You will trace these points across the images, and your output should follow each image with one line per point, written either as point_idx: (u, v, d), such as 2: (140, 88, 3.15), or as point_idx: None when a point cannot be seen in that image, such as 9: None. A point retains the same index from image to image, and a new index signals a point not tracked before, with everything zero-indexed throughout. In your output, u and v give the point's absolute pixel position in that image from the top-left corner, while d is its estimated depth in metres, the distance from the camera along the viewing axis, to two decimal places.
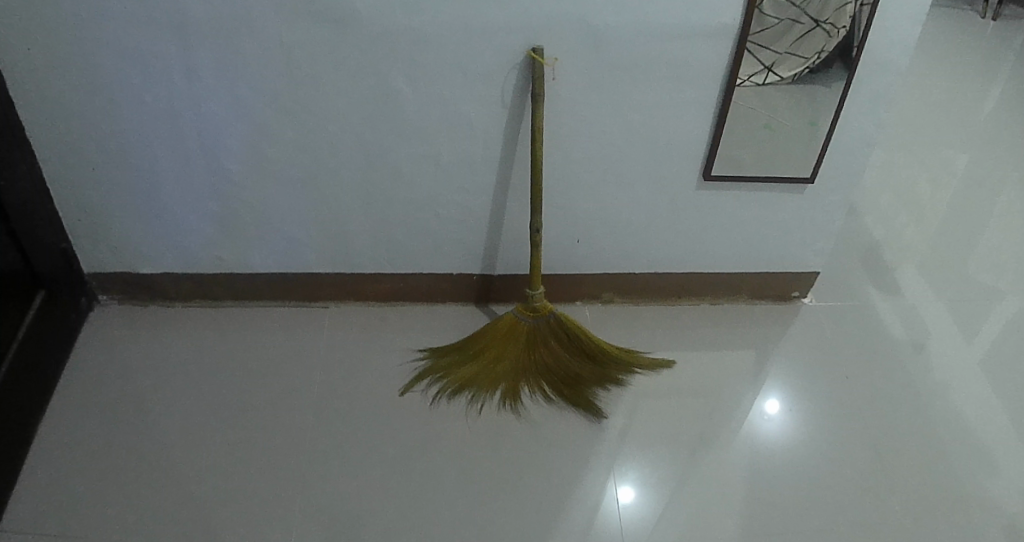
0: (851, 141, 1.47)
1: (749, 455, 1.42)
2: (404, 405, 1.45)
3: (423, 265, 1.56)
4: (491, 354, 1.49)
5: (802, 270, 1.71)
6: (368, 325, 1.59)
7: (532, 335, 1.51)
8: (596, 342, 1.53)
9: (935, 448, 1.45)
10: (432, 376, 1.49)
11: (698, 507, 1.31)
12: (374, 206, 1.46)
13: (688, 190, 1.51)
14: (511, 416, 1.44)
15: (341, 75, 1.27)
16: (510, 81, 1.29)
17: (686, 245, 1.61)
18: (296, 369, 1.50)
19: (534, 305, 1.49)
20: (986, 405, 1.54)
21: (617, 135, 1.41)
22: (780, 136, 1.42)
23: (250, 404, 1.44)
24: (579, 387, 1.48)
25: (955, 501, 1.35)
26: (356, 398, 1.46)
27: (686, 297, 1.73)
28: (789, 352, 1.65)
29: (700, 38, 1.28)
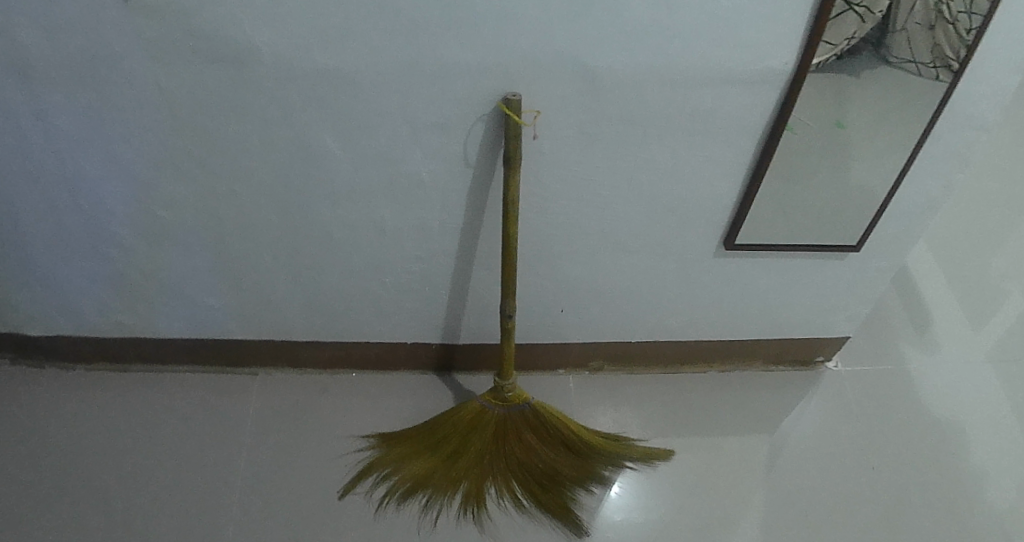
0: (910, 207, 1.16)
1: (752, 492, 1.28)
2: (343, 509, 1.17)
3: (373, 333, 1.28)
4: (451, 448, 1.23)
5: (831, 335, 1.43)
6: (304, 400, 1.32)
7: (501, 426, 1.24)
8: (579, 434, 1.27)
9: (933, 453, 1.36)
10: (378, 472, 1.22)
11: (678, 518, 1.22)
12: (307, 269, 1.16)
13: (702, 256, 1.21)
14: (473, 529, 1.17)
15: (250, 123, 0.95)
16: (476, 135, 0.97)
17: (696, 312, 1.32)
18: (214, 458, 1.21)
19: (505, 395, 1.23)
20: (990, 398, 1.46)
21: (614, 198, 1.10)
22: (821, 200, 1.12)
23: (153, 507, 1.14)
24: (558, 491, 1.22)
25: (950, 509, 1.28)
26: (286, 500, 1.17)
27: (690, 364, 1.46)
28: (812, 432, 1.38)
29: (733, 86, 0.94)
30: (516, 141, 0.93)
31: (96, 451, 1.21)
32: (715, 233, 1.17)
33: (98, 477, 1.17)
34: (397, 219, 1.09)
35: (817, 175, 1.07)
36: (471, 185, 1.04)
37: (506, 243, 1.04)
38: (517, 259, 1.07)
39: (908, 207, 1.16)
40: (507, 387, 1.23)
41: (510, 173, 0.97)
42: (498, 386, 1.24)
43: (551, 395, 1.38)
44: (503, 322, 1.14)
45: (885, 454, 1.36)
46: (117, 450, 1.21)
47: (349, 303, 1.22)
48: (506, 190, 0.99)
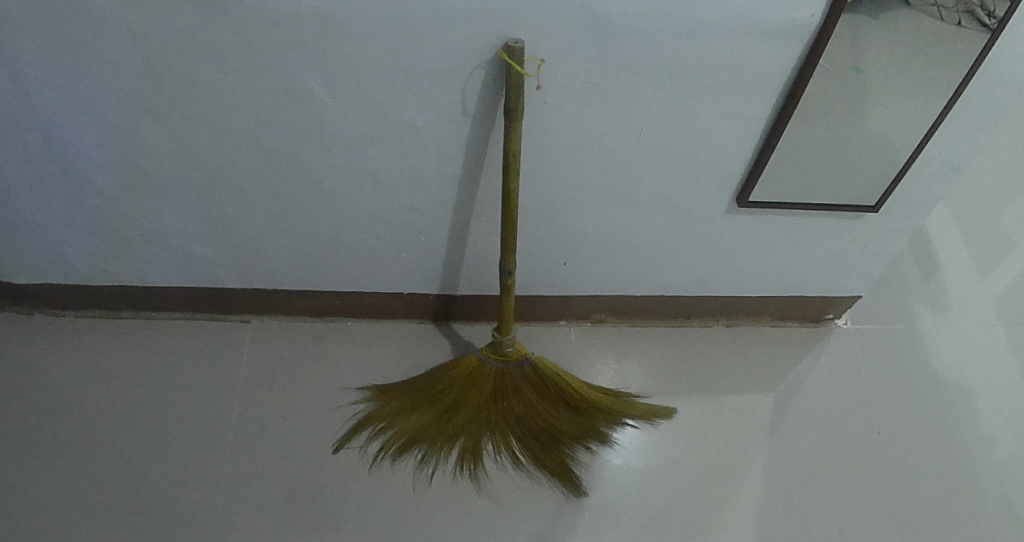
0: (935, 167, 1.09)
1: (756, 468, 1.25)
2: (338, 466, 1.18)
3: (369, 285, 1.25)
4: (447, 403, 1.21)
5: (842, 294, 1.38)
6: (299, 350, 1.29)
7: (499, 382, 1.22)
8: (579, 392, 1.25)
9: (939, 425, 1.34)
10: (373, 427, 1.21)
11: (677, 488, 1.21)
12: (299, 221, 1.12)
13: (713, 213, 1.15)
14: (469, 486, 1.18)
15: (231, 69, 0.89)
16: (475, 85, 0.90)
17: (702, 269, 1.28)
18: (208, 410, 1.22)
19: (504, 351, 1.20)
20: (994, 343, 1.46)
21: (623, 154, 1.03)
22: (840, 158, 1.06)
23: (148, 460, 1.15)
24: (554, 448, 1.21)
25: (955, 485, 1.26)
26: (281, 456, 1.17)
27: (696, 318, 1.43)
28: (816, 394, 1.36)
29: (753, 38, 0.87)
30: (517, 96, 0.86)
31: (91, 402, 1.20)
32: (727, 191, 1.11)
33: (93, 429, 1.17)
34: (391, 172, 1.03)
35: (837, 132, 1.00)
36: (469, 137, 0.98)
37: (505, 202, 0.99)
38: (517, 218, 1.02)
39: (935, 168, 1.09)
40: (506, 344, 1.20)
41: (510, 128, 0.90)
42: (497, 343, 1.20)
43: (551, 350, 1.36)
44: (502, 279, 1.10)
45: (887, 416, 1.34)
46: (111, 400, 1.21)
47: (343, 255, 1.18)
48: (506, 145, 0.92)
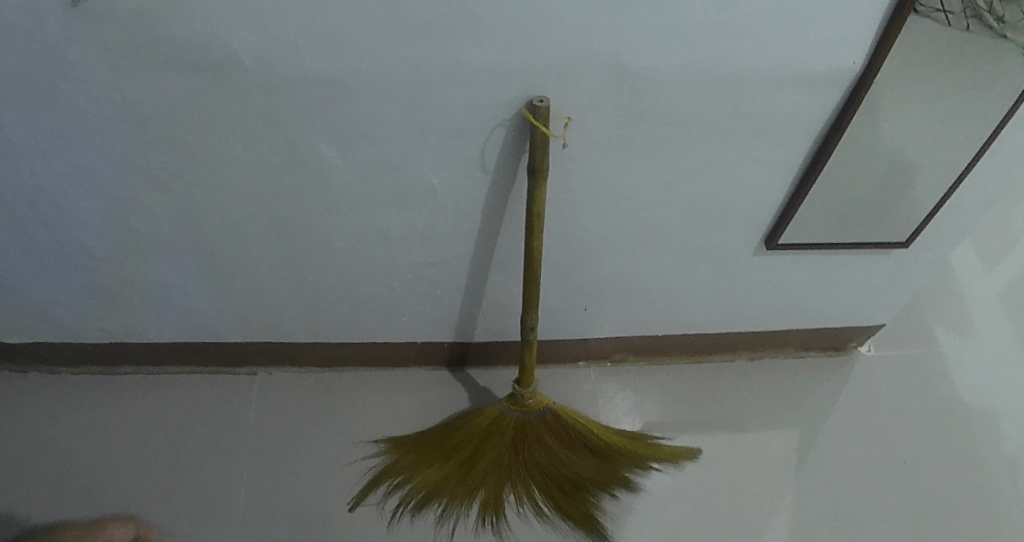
0: (969, 202, 1.05)
1: (789, 510, 1.20)
2: (354, 524, 1.12)
3: (381, 335, 1.20)
4: (466, 455, 1.16)
5: (867, 324, 1.35)
6: (310, 402, 1.25)
7: (520, 432, 1.17)
8: (602, 438, 1.21)
9: (973, 456, 1.30)
10: (390, 481, 1.16)
11: (709, 535, 1.16)
12: (308, 277, 1.06)
13: (741, 254, 1.11)
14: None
15: (235, 131, 0.84)
16: (495, 142, 0.85)
17: (726, 306, 1.24)
18: (213, 470, 1.16)
19: (524, 402, 1.16)
20: (1003, 332, 1.48)
21: (649, 202, 0.99)
22: (873, 198, 1.01)
23: (150, 527, 1.09)
24: (580, 498, 1.16)
25: (994, 520, 1.22)
26: (293, 517, 1.12)
27: (719, 352, 1.41)
28: (843, 428, 1.33)
29: (787, 87, 0.82)
30: (542, 155, 0.81)
31: (88, 466, 1.14)
32: (756, 233, 1.06)
33: (90, 495, 1.11)
34: (404, 228, 0.98)
35: (871, 174, 0.97)
36: (487, 193, 0.93)
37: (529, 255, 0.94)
38: (540, 272, 0.97)
39: (968, 204, 1.05)
40: (527, 395, 1.16)
41: (535, 185, 0.85)
42: (518, 395, 1.16)
43: (570, 392, 1.33)
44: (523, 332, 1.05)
45: (918, 448, 1.30)
46: (110, 463, 1.15)
47: (354, 308, 1.13)
48: (530, 202, 0.88)
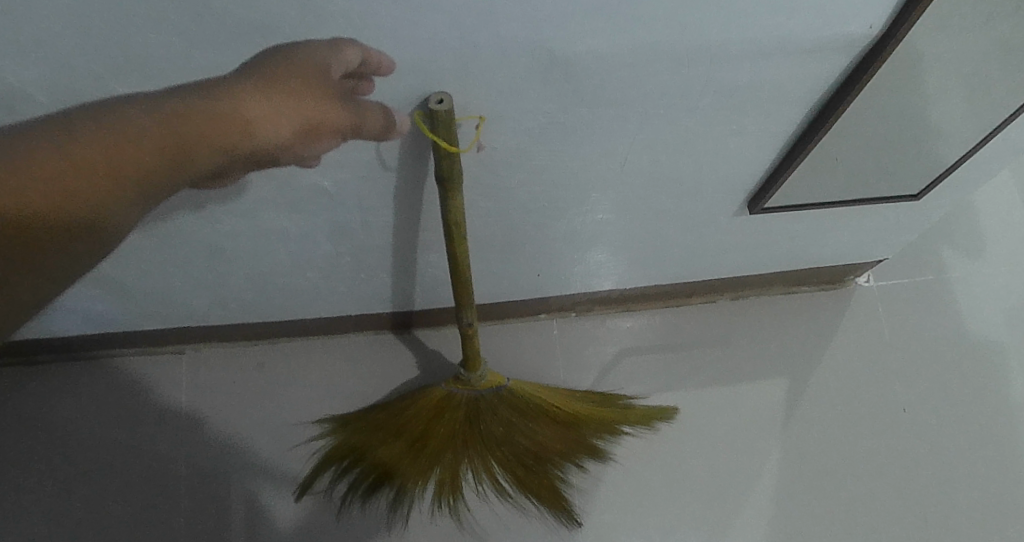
0: (1001, 149, 0.86)
1: (770, 472, 1.15)
2: (305, 515, 1.07)
3: (320, 308, 1.09)
4: (413, 438, 1.05)
5: (864, 260, 1.22)
6: (243, 381, 1.15)
7: (474, 411, 1.06)
8: (566, 409, 1.10)
9: (977, 393, 1.21)
10: (334, 469, 1.08)
11: (684, 501, 1.12)
12: (214, 273, 0.93)
13: (720, 216, 0.96)
14: (451, 524, 1.09)
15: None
16: (395, 143, 0.68)
17: (704, 257, 1.10)
18: (154, 470, 1.09)
19: (475, 382, 1.06)
20: (1015, 237, 1.34)
21: (605, 176, 0.81)
22: (880, 154, 0.84)
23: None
24: (543, 473, 1.07)
25: (990, 462, 1.16)
26: (244, 515, 1.07)
27: (699, 295, 1.29)
28: (835, 373, 1.22)
29: (768, 59, 0.62)
30: (451, 170, 0.66)
31: (23, 478, 1.07)
32: (739, 196, 0.90)
33: (27, 505, 1.05)
34: (307, 224, 0.83)
35: (876, 135, 0.79)
36: (398, 186, 0.77)
37: (453, 265, 0.82)
38: (470, 274, 0.86)
39: (1002, 151, 0.86)
40: (476, 378, 1.05)
41: (448, 197, 0.70)
42: (464, 378, 1.06)
43: (534, 350, 1.24)
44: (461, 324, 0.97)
45: (917, 388, 1.21)
46: (45, 475, 1.07)
47: (282, 290, 1.01)
48: (445, 212, 0.73)
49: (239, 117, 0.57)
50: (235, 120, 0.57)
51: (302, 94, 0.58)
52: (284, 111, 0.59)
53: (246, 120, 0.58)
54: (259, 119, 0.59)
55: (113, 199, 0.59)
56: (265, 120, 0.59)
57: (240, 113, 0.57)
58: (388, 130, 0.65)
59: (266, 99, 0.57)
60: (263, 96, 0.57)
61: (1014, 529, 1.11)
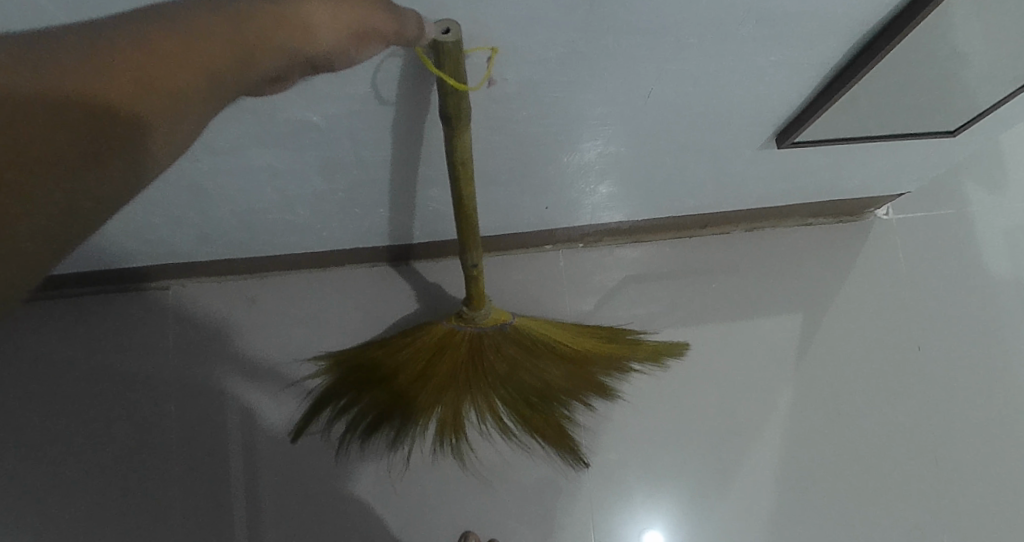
0: None
1: (777, 412, 1.15)
2: (302, 452, 1.09)
3: (317, 242, 1.04)
4: (412, 381, 1.02)
5: (887, 192, 1.18)
6: (235, 316, 1.14)
7: (477, 349, 1.03)
8: (574, 346, 1.07)
9: (986, 328, 1.20)
10: (331, 409, 1.08)
11: (689, 439, 1.13)
12: (199, 210, 0.87)
13: (746, 149, 0.88)
14: (454, 464, 1.10)
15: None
16: (393, 73, 0.60)
17: (723, 191, 1.04)
18: (150, 409, 1.10)
19: (477, 321, 1.01)
20: None
21: (623, 110, 0.74)
22: (922, 85, 0.77)
23: (104, 480, 1.07)
24: (548, 411, 1.06)
25: (991, 398, 1.17)
26: (240, 452, 1.09)
27: (712, 226, 1.23)
28: (847, 310, 1.21)
29: None
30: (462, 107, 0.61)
31: (23, 413, 1.09)
32: (768, 130, 0.83)
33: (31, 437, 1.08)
34: (296, 162, 0.77)
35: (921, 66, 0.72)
36: (396, 120, 0.69)
37: (457, 204, 0.76)
38: (476, 217, 0.80)
39: None
40: (479, 317, 1.01)
41: (454, 137, 0.65)
42: (466, 316, 1.01)
43: (538, 283, 1.19)
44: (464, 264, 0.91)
45: (928, 325, 1.20)
46: (47, 417, 1.09)
47: (275, 226, 0.95)
48: (449, 152, 0.67)
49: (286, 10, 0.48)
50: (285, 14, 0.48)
51: None
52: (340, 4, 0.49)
53: (298, 10, 0.49)
54: (314, 15, 0.49)
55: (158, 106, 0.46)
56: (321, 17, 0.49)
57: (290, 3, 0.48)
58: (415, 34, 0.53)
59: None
60: None
61: (1007, 462, 1.14)
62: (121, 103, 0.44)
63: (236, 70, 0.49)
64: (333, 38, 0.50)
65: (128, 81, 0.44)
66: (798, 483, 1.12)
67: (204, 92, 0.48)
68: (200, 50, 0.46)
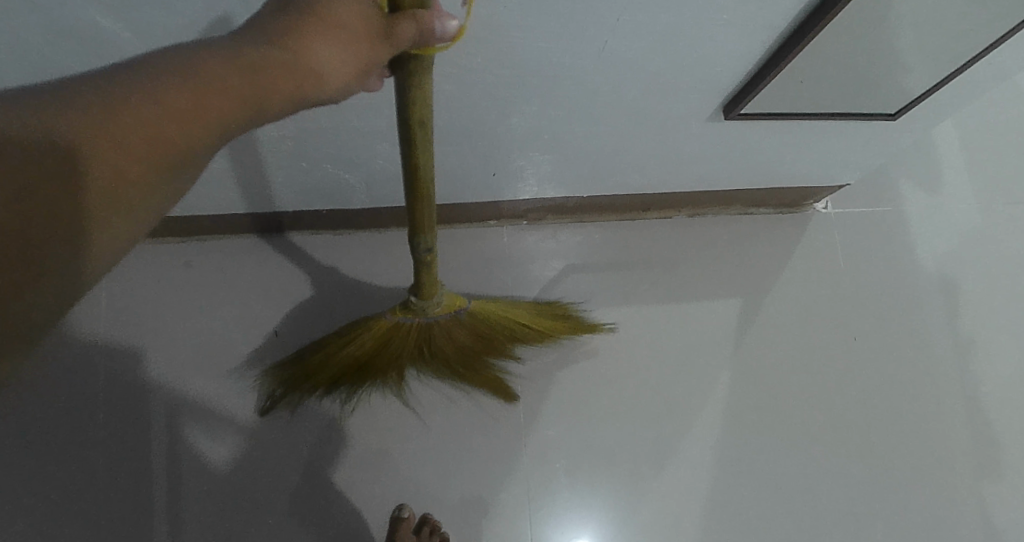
0: (978, 68, 0.85)
1: (715, 396, 1.17)
2: (237, 382, 1.09)
3: (264, 196, 1.03)
4: (358, 365, 0.99)
5: (826, 184, 1.22)
6: (169, 280, 1.14)
7: (426, 335, 0.99)
8: (533, 327, 1.06)
9: (910, 319, 1.26)
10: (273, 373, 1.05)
11: (629, 420, 1.14)
12: None
13: (692, 122, 0.90)
14: (387, 403, 1.10)
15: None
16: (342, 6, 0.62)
17: (667, 171, 1.06)
18: (82, 391, 1.07)
19: (428, 311, 0.96)
20: (972, 171, 1.35)
21: (574, 68, 0.75)
22: (858, 63, 0.81)
23: (22, 469, 1.03)
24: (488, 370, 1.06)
25: (915, 383, 1.22)
26: (163, 454, 1.05)
27: (656, 209, 1.25)
28: (782, 295, 1.24)
29: None
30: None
31: None
32: (716, 100, 0.85)
33: None
34: None
35: (859, 38, 0.75)
36: None
37: (415, 187, 0.75)
38: (432, 189, 0.77)
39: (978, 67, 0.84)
40: (431, 307, 0.96)
41: (412, 84, 0.63)
42: (416, 307, 0.96)
43: (481, 258, 1.19)
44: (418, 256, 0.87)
45: (861, 319, 1.25)
46: None
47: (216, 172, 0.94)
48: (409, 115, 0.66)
49: (307, 61, 0.54)
50: (293, 58, 0.53)
51: (353, 35, 0.55)
52: (351, 42, 0.55)
53: (312, 55, 0.54)
54: (324, 58, 0.55)
55: (171, 163, 0.49)
56: (329, 59, 0.55)
57: (299, 46, 0.53)
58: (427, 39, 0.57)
59: (325, 29, 0.54)
60: (325, 33, 0.54)
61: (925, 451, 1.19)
62: (139, 154, 0.48)
63: (247, 116, 0.52)
64: (343, 77, 0.56)
65: (150, 136, 0.48)
66: (733, 462, 1.14)
67: (214, 139, 0.51)
68: (212, 98, 0.50)
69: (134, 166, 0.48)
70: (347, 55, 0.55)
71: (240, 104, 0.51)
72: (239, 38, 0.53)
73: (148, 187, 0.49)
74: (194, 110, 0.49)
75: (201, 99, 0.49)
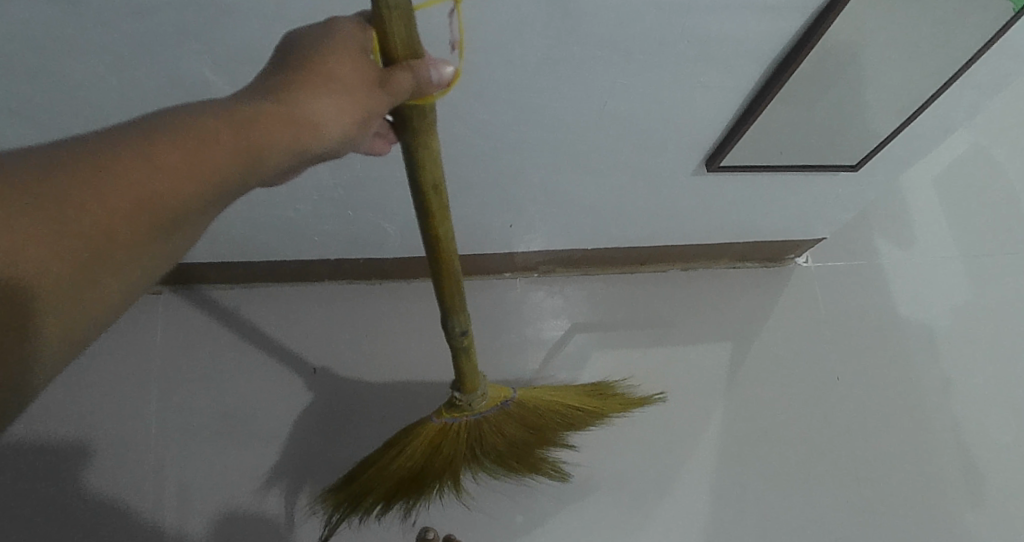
0: (918, 127, 1.01)
1: (712, 428, 1.27)
2: (298, 450, 1.21)
3: (309, 246, 1.19)
4: (417, 473, 1.01)
5: (805, 237, 1.36)
6: (224, 324, 1.29)
7: (477, 434, 1.02)
8: (583, 408, 1.10)
9: (892, 359, 1.36)
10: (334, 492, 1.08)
11: (635, 450, 1.24)
12: None
13: (680, 175, 1.06)
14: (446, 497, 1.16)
15: (101, 55, 0.71)
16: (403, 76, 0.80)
17: (661, 224, 1.21)
18: (158, 436, 1.20)
19: (472, 404, 0.99)
20: (936, 224, 1.50)
21: (579, 127, 0.91)
22: (816, 123, 0.97)
23: (107, 510, 1.15)
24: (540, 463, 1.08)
25: (901, 417, 1.32)
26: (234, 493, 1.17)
27: (652, 263, 1.39)
28: (770, 338, 1.36)
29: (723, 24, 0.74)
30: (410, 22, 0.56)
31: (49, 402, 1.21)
32: (699, 155, 1.00)
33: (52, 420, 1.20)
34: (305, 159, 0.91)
35: (813, 102, 0.91)
36: None
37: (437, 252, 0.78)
38: (455, 249, 0.79)
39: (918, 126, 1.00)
40: (476, 400, 0.99)
41: (420, 143, 0.66)
42: (462, 404, 0.99)
43: (497, 308, 1.32)
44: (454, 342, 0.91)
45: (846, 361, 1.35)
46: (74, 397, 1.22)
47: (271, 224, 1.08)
48: (420, 175, 0.69)
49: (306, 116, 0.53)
50: (289, 114, 0.53)
51: (350, 87, 0.55)
52: (348, 93, 0.55)
53: (309, 111, 0.54)
54: (321, 112, 0.54)
55: (164, 223, 0.50)
56: (327, 113, 0.55)
57: (296, 102, 0.53)
58: (425, 86, 0.58)
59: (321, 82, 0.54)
60: (320, 89, 0.54)
61: (914, 483, 1.27)
62: (126, 213, 0.47)
63: (241, 171, 0.52)
64: (342, 129, 0.56)
65: (135, 197, 0.47)
66: (732, 491, 1.23)
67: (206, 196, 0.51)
68: (200, 159, 0.49)
69: (123, 225, 0.47)
70: (347, 107, 0.55)
71: (231, 162, 0.51)
72: (239, 96, 0.53)
73: (137, 245, 0.49)
74: (184, 167, 0.49)
75: (191, 160, 0.49)
